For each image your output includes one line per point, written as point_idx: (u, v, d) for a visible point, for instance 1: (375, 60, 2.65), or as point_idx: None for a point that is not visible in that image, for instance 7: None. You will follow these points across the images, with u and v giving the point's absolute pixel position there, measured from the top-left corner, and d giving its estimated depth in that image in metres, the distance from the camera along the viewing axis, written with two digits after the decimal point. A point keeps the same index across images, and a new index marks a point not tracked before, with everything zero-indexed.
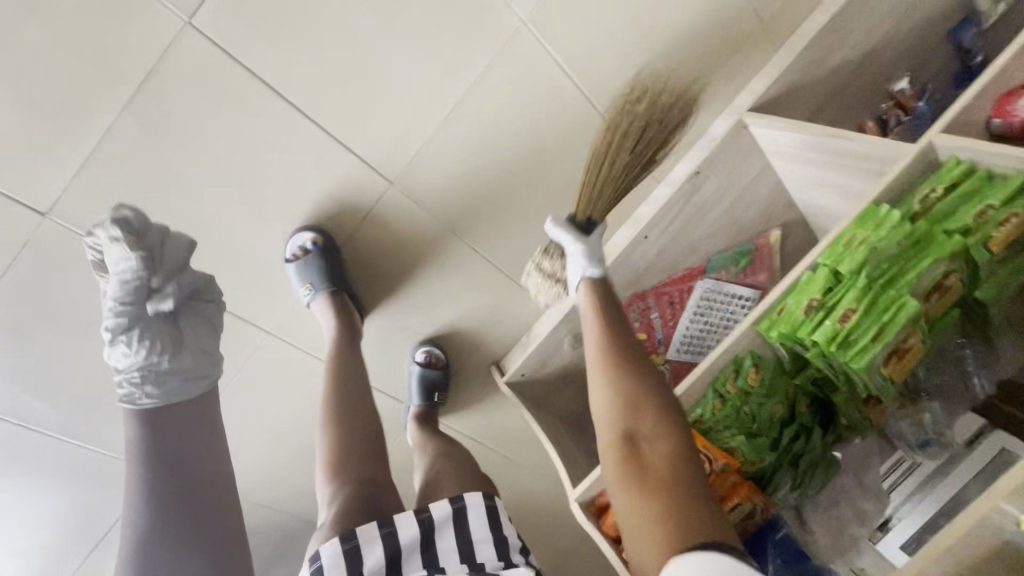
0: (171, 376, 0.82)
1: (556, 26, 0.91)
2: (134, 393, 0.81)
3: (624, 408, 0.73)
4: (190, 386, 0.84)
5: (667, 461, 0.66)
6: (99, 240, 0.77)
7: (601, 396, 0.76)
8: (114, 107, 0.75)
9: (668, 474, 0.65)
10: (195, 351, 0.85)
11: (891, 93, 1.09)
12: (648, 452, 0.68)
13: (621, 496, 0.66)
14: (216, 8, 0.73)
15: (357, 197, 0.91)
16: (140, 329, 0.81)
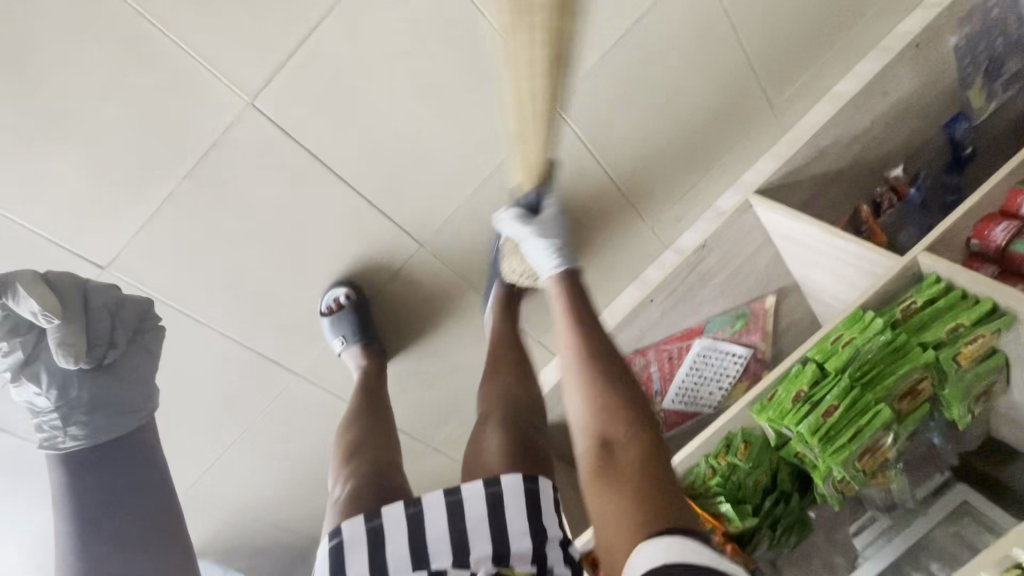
0: (98, 416, 0.82)
1: (584, 109, 0.98)
2: (55, 436, 0.81)
3: (594, 407, 0.75)
4: (116, 424, 0.83)
5: (635, 462, 0.68)
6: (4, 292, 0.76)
7: (578, 394, 0.78)
8: (175, 174, 0.82)
9: (634, 471, 0.67)
10: (129, 383, 0.85)
11: (886, 179, 1.18)
12: (622, 461, 0.69)
13: (598, 502, 0.67)
14: (277, 92, 0.80)
15: (389, 256, 0.98)
16: (46, 368, 0.81)
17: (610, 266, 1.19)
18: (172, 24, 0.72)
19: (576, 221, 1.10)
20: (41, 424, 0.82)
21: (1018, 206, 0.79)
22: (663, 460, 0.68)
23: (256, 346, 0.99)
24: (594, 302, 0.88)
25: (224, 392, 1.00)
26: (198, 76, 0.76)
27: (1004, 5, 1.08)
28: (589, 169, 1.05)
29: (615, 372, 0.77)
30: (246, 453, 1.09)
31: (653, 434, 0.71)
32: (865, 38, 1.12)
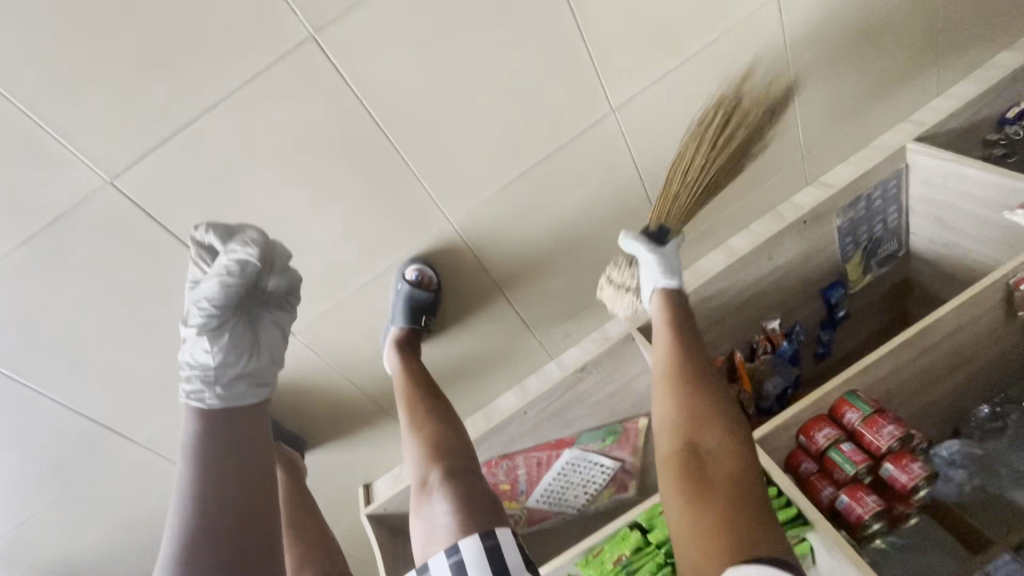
0: (238, 381, 0.79)
1: (483, 228, 0.98)
2: (201, 391, 0.76)
3: (688, 421, 0.83)
4: (253, 391, 0.79)
5: (728, 477, 0.74)
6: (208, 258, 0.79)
7: (665, 408, 0.86)
8: (12, 240, 0.74)
9: (726, 483, 0.73)
10: (271, 353, 0.85)
11: (764, 328, 1.25)
12: (714, 471, 0.76)
13: (678, 504, 0.74)
14: (143, 175, 0.75)
15: None
16: (226, 328, 0.82)
17: (496, 367, 1.20)
18: (20, 93, 0.67)
19: (463, 324, 1.11)
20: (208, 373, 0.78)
21: (844, 415, 0.85)
22: (756, 470, 0.75)
23: (90, 413, 0.92)
24: (682, 322, 0.95)
25: (50, 455, 0.93)
26: (48, 147, 0.70)
27: (888, 198, 1.17)
28: (482, 282, 1.05)
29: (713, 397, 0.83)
30: (72, 513, 1.02)
31: (746, 444, 0.78)
32: (763, 199, 1.19)
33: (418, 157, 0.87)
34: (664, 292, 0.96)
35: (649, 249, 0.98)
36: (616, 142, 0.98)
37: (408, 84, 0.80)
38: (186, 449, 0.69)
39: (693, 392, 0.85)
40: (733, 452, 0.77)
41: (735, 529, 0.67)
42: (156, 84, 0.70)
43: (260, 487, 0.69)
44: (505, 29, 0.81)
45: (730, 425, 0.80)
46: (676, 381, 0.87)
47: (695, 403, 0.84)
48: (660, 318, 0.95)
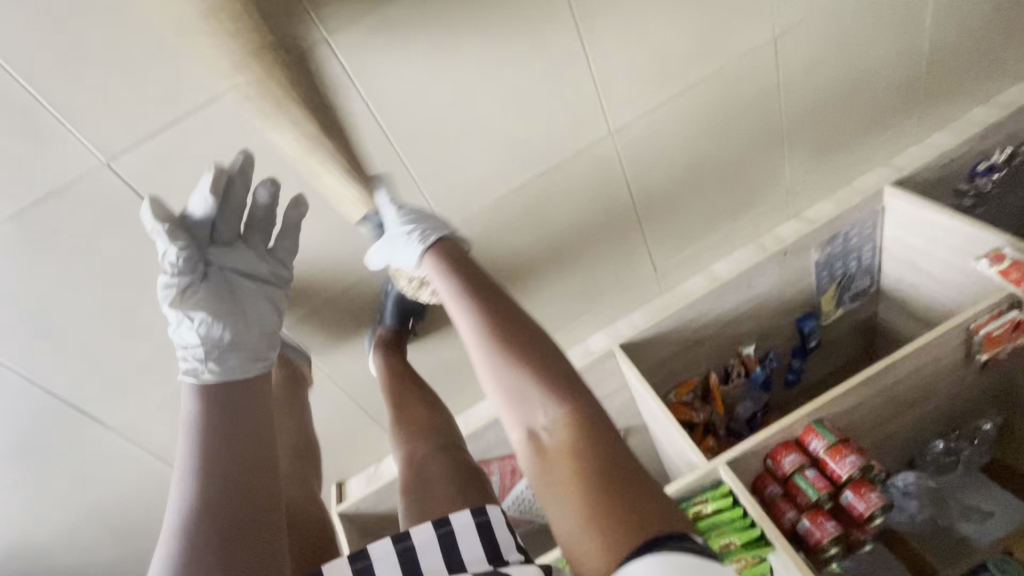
0: (229, 354, 0.72)
1: (476, 237, 1.01)
2: (197, 369, 0.70)
3: (515, 397, 0.69)
4: (249, 367, 0.71)
5: (575, 456, 0.63)
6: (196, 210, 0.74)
7: (495, 392, 0.71)
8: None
9: (578, 466, 0.62)
10: (253, 327, 0.77)
11: (739, 352, 1.29)
12: (554, 448, 0.65)
13: (550, 501, 0.63)
14: (141, 159, 0.75)
15: None
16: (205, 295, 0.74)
17: (478, 374, 1.21)
18: (24, 67, 0.66)
19: (448, 329, 1.12)
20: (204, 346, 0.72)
21: (809, 443, 0.89)
22: (598, 431, 0.65)
23: (65, 396, 0.90)
24: (469, 270, 0.79)
25: (18, 436, 0.91)
26: (46, 124, 0.69)
27: (864, 237, 1.23)
28: None
29: (523, 350, 0.70)
30: (34, 499, 0.99)
31: (580, 404, 0.67)
32: (748, 228, 1.24)
33: (419, 162, 0.89)
34: (431, 250, 0.80)
35: (396, 207, 0.84)
36: (611, 164, 1.02)
37: (416, 92, 0.82)
38: (187, 422, 0.64)
39: (501, 358, 0.70)
40: (564, 417, 0.66)
41: (591, 508, 0.59)
42: (167, 72, 0.70)
43: (263, 455, 0.63)
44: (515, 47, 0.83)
45: (542, 381, 0.68)
46: (487, 347, 0.71)
47: (522, 373, 0.69)
48: (433, 266, 0.80)
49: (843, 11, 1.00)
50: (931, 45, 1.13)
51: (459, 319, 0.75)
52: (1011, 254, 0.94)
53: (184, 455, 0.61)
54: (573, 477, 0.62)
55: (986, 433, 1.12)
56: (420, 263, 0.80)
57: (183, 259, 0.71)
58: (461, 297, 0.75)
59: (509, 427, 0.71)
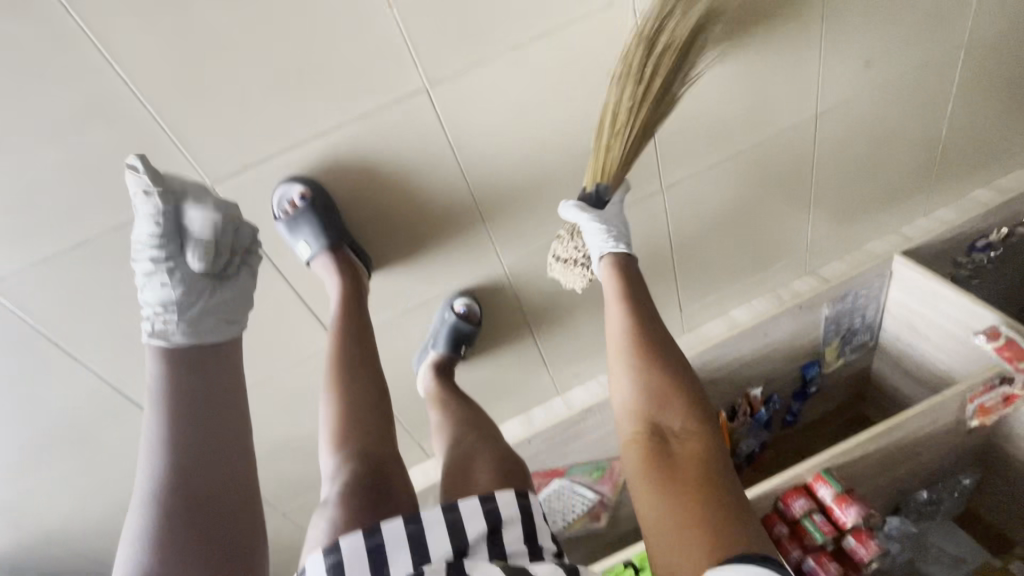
0: (202, 318, 0.77)
1: (527, 272, 1.07)
2: (168, 327, 0.74)
3: (651, 403, 0.83)
4: (222, 327, 0.78)
5: (693, 462, 0.74)
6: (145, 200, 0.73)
7: (628, 392, 0.86)
8: (106, 223, 0.78)
9: (692, 469, 0.73)
10: (230, 294, 0.81)
11: (747, 393, 1.38)
12: (677, 453, 0.76)
13: (652, 489, 0.73)
14: (242, 184, 0.81)
15: (297, 345, 1.01)
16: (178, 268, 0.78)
17: (506, 395, 1.28)
18: (154, 97, 0.71)
19: (487, 354, 1.18)
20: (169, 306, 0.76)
21: (818, 490, 0.98)
22: (721, 459, 0.76)
23: (128, 390, 0.94)
24: (639, 287, 0.95)
25: (76, 424, 0.95)
26: (164, 148, 0.75)
27: (871, 297, 1.33)
28: (514, 319, 1.14)
29: (676, 372, 0.85)
30: (80, 483, 1.03)
31: (709, 430, 0.79)
32: (767, 279, 1.33)
33: (487, 202, 0.95)
34: (614, 258, 0.95)
35: (615, 205, 0.94)
36: (656, 215, 1.09)
37: (494, 141, 0.88)
38: (152, 390, 0.69)
39: (659, 373, 0.85)
40: (693, 433, 0.78)
41: (694, 502, 0.69)
42: (280, 108, 0.76)
43: (232, 433, 0.70)
44: (589, 109, 0.91)
45: (685, 402, 0.81)
46: (642, 362, 0.86)
47: (662, 382, 0.84)
48: (614, 287, 0.94)
49: (877, 97, 1.10)
50: (949, 131, 1.23)
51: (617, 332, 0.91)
52: (1006, 333, 1.04)
53: (153, 427, 0.67)
54: (683, 478, 0.72)
55: (963, 486, 1.23)
56: (602, 258, 0.95)
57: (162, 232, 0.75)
58: (623, 310, 0.92)
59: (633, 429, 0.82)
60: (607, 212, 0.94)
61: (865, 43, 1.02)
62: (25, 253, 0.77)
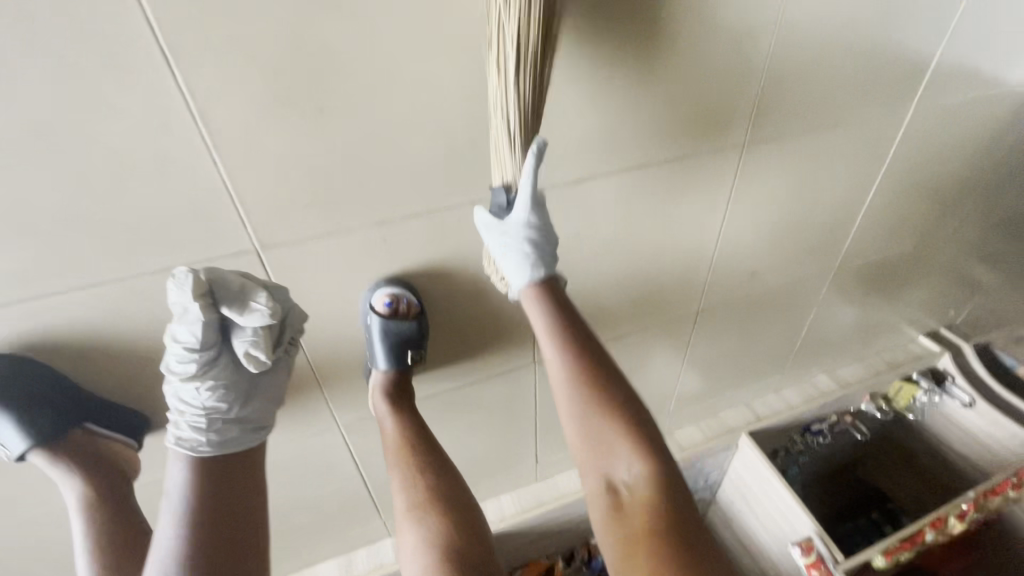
0: (235, 428, 0.71)
1: (368, 433, 0.91)
2: (193, 439, 0.68)
3: (598, 450, 0.71)
4: (248, 438, 0.72)
5: (648, 513, 0.67)
6: (181, 302, 0.59)
7: (584, 448, 0.72)
8: None
9: (650, 525, 0.66)
10: (266, 400, 0.73)
11: (587, 542, 1.34)
12: (634, 506, 0.68)
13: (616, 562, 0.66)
14: None
15: (17, 507, 0.73)
16: (214, 369, 0.68)
17: (322, 540, 1.08)
18: None
19: (302, 505, 0.98)
20: (207, 416, 0.69)
21: None
22: (674, 490, 0.69)
23: None
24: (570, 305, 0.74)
25: None
26: None
27: (716, 465, 1.37)
28: (344, 475, 0.96)
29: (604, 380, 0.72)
30: None
31: (663, 462, 0.70)
32: None
33: (326, 363, 0.78)
34: (536, 285, 0.72)
35: (528, 213, 0.66)
36: (525, 381, 1.01)
37: (342, 306, 0.72)
38: (176, 499, 0.66)
39: (583, 383, 0.72)
40: (644, 472, 0.69)
41: (650, 563, 0.63)
42: (27, 250, 0.54)
43: (247, 523, 0.71)
44: (464, 283, 0.79)
45: (630, 440, 0.70)
46: (572, 394, 0.72)
47: (595, 429, 0.71)
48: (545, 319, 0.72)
49: (755, 298, 1.12)
50: (807, 330, 1.33)
51: (549, 359, 0.74)
52: (818, 547, 1.10)
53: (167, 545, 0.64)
54: (653, 542, 0.64)
55: None
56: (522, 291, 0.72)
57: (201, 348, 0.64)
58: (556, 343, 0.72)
59: (592, 470, 0.72)
60: (510, 224, 0.66)
61: (755, 255, 1.02)
62: None
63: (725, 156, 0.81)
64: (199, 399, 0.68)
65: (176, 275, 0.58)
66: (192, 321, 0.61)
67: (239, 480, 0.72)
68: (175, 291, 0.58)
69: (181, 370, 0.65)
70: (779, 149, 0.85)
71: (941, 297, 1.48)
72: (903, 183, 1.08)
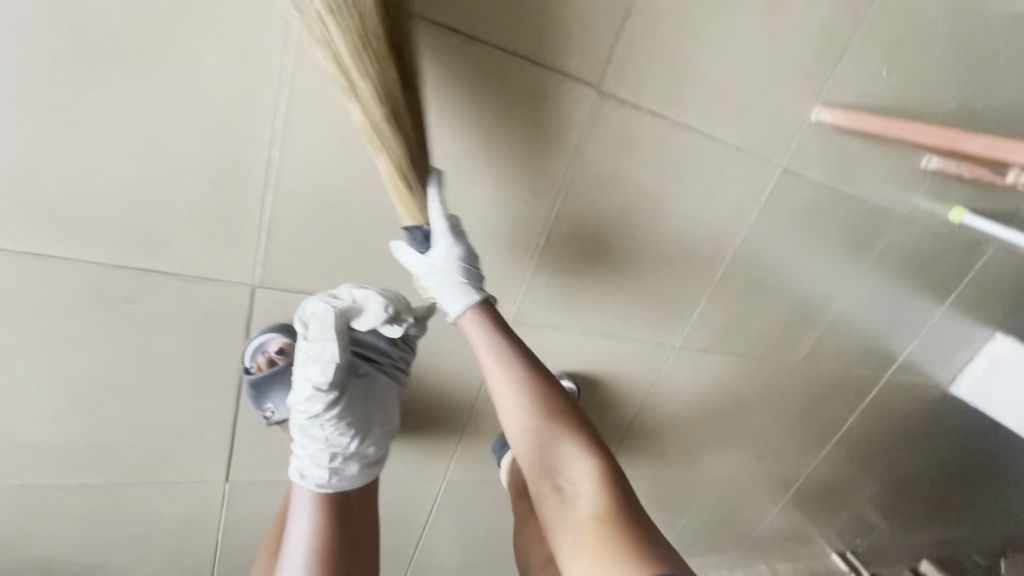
0: (357, 459, 0.65)
1: (458, 495, 1.00)
2: (318, 473, 0.64)
3: (541, 447, 0.66)
4: (367, 473, 0.66)
5: (592, 495, 0.64)
6: (316, 341, 0.60)
7: (526, 438, 0.66)
8: (98, 255, 0.58)
9: (597, 510, 0.63)
10: (388, 424, 0.67)
11: None
12: (577, 498, 0.64)
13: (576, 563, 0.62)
14: (287, 300, 0.68)
15: (176, 465, 0.76)
16: (344, 399, 0.63)
17: None
18: (284, 193, 0.61)
19: None
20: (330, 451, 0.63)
21: None
22: (615, 472, 0.66)
23: None
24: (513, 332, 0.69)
25: None
26: (245, 233, 0.62)
27: None
28: (411, 533, 1.01)
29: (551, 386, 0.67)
30: None
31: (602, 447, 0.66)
32: None
33: (476, 423, 0.92)
34: (475, 304, 0.67)
35: (454, 247, 0.63)
36: None
37: None
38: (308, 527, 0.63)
39: (527, 402, 0.66)
40: (582, 466, 0.65)
41: (609, 545, 0.60)
42: (385, 266, 0.70)
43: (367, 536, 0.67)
44: (600, 396, 0.99)
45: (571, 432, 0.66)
46: (529, 413, 0.66)
47: (542, 432, 0.66)
48: (495, 355, 0.67)
49: (751, 476, 1.39)
50: (768, 518, 1.59)
51: (503, 398, 0.67)
52: None
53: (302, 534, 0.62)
54: (602, 523, 0.62)
55: None
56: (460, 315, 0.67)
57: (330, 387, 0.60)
58: (507, 372, 0.66)
59: (536, 474, 0.66)
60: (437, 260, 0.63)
61: (766, 439, 1.31)
62: None
63: (783, 361, 1.15)
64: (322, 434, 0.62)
65: (315, 318, 0.58)
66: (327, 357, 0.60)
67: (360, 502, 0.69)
68: (311, 333, 0.59)
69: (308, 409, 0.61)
70: (812, 368, 1.21)
71: (856, 523, 1.83)
72: (864, 423, 1.46)
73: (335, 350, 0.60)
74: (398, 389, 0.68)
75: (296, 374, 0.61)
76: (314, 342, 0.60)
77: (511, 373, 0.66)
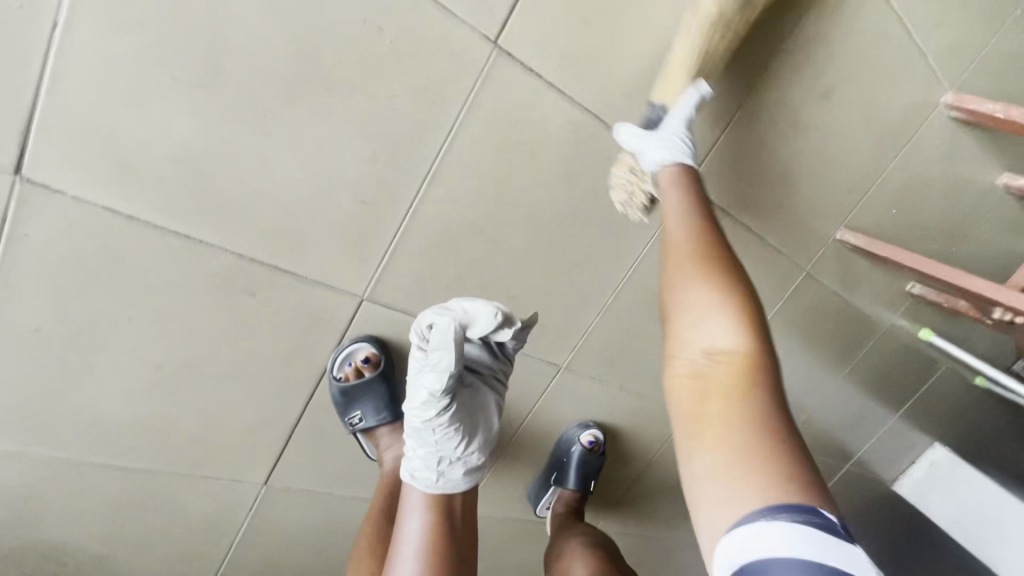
0: (461, 464, 0.69)
1: None
2: (427, 475, 0.67)
3: (702, 325, 0.51)
4: (468, 478, 0.69)
5: (736, 375, 0.47)
6: (437, 347, 0.64)
7: (677, 312, 0.54)
8: (239, 247, 0.62)
9: (730, 385, 0.47)
10: (488, 431, 0.72)
11: None
12: (712, 377, 0.49)
13: (689, 448, 0.47)
14: (385, 317, 0.73)
15: (225, 461, 0.76)
16: (456, 403, 0.67)
17: None
18: (418, 220, 0.67)
19: None
20: (438, 454, 0.67)
21: None
22: (772, 377, 0.48)
23: None
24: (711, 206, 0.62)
25: None
26: (373, 250, 0.67)
27: None
28: None
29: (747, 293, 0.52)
30: None
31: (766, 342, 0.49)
32: None
33: (506, 458, 0.97)
34: (681, 168, 0.64)
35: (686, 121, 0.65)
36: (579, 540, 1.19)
37: (558, 425, 0.96)
38: (419, 522, 0.66)
39: (685, 256, 0.57)
40: (733, 343, 0.49)
41: (727, 431, 0.44)
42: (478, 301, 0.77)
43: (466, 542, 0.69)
44: (621, 453, 1.04)
45: (747, 339, 0.49)
46: (689, 259, 0.56)
47: (733, 334, 0.49)
48: (680, 209, 0.61)
49: None
50: None
51: (674, 243, 0.59)
52: None
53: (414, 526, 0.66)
54: (728, 398, 0.46)
55: None
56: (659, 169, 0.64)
57: (445, 394, 0.65)
58: (687, 224, 0.59)
59: (677, 333, 0.53)
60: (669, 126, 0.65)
61: None
62: (121, 200, 0.55)
63: None
64: (434, 438, 0.66)
65: (436, 329, 0.64)
66: (444, 362, 0.64)
67: (464, 509, 0.71)
68: (435, 340, 0.64)
69: (424, 412, 0.66)
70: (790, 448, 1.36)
71: None
72: None
73: (452, 359, 0.64)
74: (496, 398, 0.73)
75: (414, 379, 0.66)
76: (435, 349, 0.64)
77: (684, 223, 0.59)
